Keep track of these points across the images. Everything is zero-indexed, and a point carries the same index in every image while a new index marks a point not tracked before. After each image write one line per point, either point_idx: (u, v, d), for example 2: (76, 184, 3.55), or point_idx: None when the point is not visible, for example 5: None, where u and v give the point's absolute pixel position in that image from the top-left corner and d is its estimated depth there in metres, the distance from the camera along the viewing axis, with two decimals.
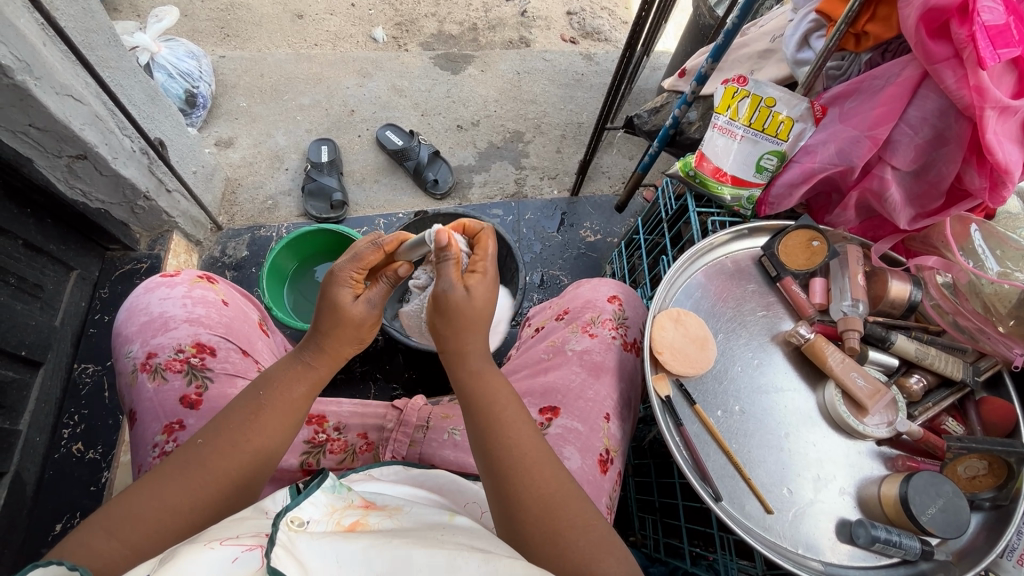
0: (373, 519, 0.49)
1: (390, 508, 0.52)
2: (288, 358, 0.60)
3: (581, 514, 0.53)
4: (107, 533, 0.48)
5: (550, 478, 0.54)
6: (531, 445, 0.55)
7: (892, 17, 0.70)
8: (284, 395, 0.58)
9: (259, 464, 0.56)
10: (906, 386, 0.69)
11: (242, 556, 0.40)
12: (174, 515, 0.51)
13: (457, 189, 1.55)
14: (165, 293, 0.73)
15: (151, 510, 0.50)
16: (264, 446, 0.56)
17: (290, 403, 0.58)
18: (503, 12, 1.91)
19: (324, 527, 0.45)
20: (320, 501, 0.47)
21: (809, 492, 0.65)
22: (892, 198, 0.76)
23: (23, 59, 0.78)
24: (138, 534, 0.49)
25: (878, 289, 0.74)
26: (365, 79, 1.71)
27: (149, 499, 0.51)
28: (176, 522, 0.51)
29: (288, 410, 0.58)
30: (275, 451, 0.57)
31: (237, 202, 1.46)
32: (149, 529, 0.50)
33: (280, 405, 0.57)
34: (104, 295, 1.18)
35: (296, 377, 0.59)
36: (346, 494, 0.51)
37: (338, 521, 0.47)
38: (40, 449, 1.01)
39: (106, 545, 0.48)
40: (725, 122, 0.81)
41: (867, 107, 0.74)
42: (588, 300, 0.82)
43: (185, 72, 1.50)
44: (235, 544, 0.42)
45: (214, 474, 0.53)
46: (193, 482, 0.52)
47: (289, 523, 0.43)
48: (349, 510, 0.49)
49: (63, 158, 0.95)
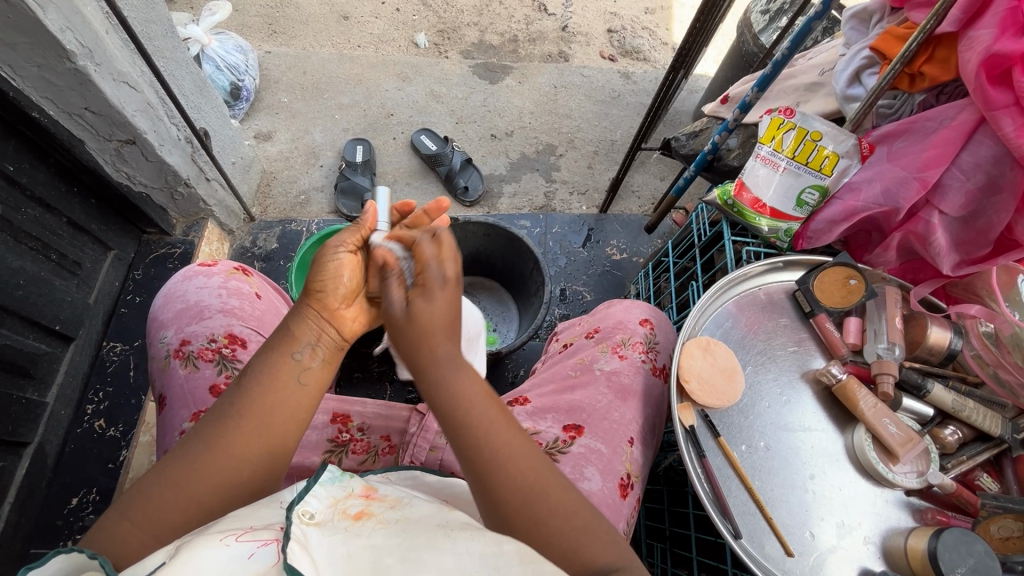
0: (377, 510, 0.48)
1: (392, 498, 0.50)
2: (280, 329, 0.58)
3: (565, 505, 0.51)
4: (122, 514, 0.49)
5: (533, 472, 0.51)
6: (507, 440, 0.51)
7: (951, 58, 0.69)
8: (280, 362, 0.56)
9: (264, 436, 0.54)
10: (940, 437, 0.67)
11: (257, 551, 0.40)
12: (184, 498, 0.51)
13: (486, 198, 1.56)
14: (201, 283, 0.74)
15: (162, 491, 0.50)
16: (262, 417, 0.54)
17: (284, 372, 0.56)
18: (545, 25, 1.92)
19: (330, 519, 0.46)
20: (321, 494, 0.48)
21: (832, 537, 0.64)
22: (937, 242, 0.75)
23: (86, 45, 0.81)
24: (147, 517, 0.49)
25: (916, 334, 0.72)
26: (405, 82, 1.73)
27: (162, 477, 0.51)
28: (188, 509, 0.51)
29: (281, 386, 0.55)
30: (280, 424, 0.55)
31: (272, 194, 1.49)
32: (156, 511, 0.50)
33: (273, 374, 0.56)
34: (138, 277, 1.20)
35: (288, 344, 0.57)
36: (349, 484, 0.50)
37: (342, 511, 0.47)
38: (64, 423, 1.04)
39: (120, 523, 0.48)
40: (769, 152, 0.80)
41: (917, 149, 0.73)
42: (620, 321, 0.81)
43: (233, 65, 1.53)
44: (251, 539, 0.42)
45: (216, 450, 0.52)
46: (201, 461, 0.52)
47: (299, 517, 0.44)
48: (353, 500, 0.48)
49: (113, 142, 0.98)
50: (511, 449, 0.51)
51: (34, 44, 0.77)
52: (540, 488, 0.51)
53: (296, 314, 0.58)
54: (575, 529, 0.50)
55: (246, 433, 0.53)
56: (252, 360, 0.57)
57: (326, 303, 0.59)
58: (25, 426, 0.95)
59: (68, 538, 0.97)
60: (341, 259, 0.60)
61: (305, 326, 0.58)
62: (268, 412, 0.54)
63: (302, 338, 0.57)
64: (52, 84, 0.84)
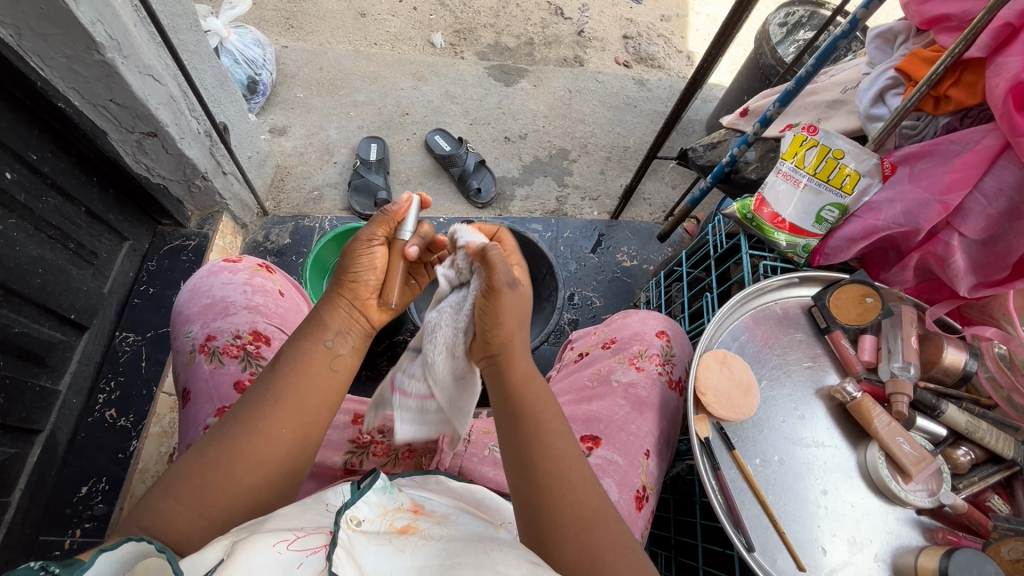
0: (423, 524, 0.49)
1: (438, 515, 0.51)
2: (309, 316, 0.60)
3: (615, 532, 0.52)
4: (166, 495, 0.50)
5: (591, 493, 0.54)
6: (573, 457, 0.55)
7: (977, 83, 0.70)
8: (312, 349, 0.57)
9: (299, 420, 0.55)
10: (952, 458, 0.68)
11: (307, 560, 0.41)
12: (224, 485, 0.52)
13: (499, 200, 1.57)
14: (227, 279, 0.75)
15: (202, 475, 0.51)
16: (297, 401, 0.55)
17: (317, 358, 0.57)
18: (561, 29, 1.93)
19: (376, 527, 0.47)
20: (372, 501, 0.49)
21: (843, 554, 0.64)
22: (955, 264, 0.75)
23: (115, 38, 0.82)
24: (194, 499, 0.50)
25: (932, 353, 0.72)
26: (420, 82, 1.74)
27: (201, 459, 0.52)
28: (229, 491, 0.52)
29: (315, 367, 0.57)
30: (313, 408, 0.56)
31: (285, 189, 1.49)
32: (202, 493, 0.51)
33: (307, 360, 0.57)
34: (151, 268, 1.21)
35: (319, 330, 0.58)
36: (397, 496, 0.51)
37: (390, 523, 0.48)
38: (75, 412, 1.04)
39: (165, 504, 0.50)
40: (790, 168, 0.81)
41: (940, 171, 0.73)
42: (637, 332, 0.82)
43: (251, 59, 1.53)
44: (301, 547, 0.42)
45: (255, 433, 0.53)
46: (239, 446, 0.53)
47: (347, 521, 0.45)
48: (401, 513, 0.49)
49: (135, 134, 0.98)
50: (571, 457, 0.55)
51: (64, 35, 0.77)
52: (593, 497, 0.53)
53: (325, 300, 0.60)
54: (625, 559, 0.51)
55: (281, 417, 0.54)
56: (284, 347, 0.58)
57: (358, 292, 0.61)
58: (38, 413, 0.96)
59: (76, 527, 0.97)
60: (377, 253, 0.61)
61: (335, 312, 0.59)
62: (303, 397, 0.55)
63: (332, 325, 0.59)
64: (79, 75, 0.85)
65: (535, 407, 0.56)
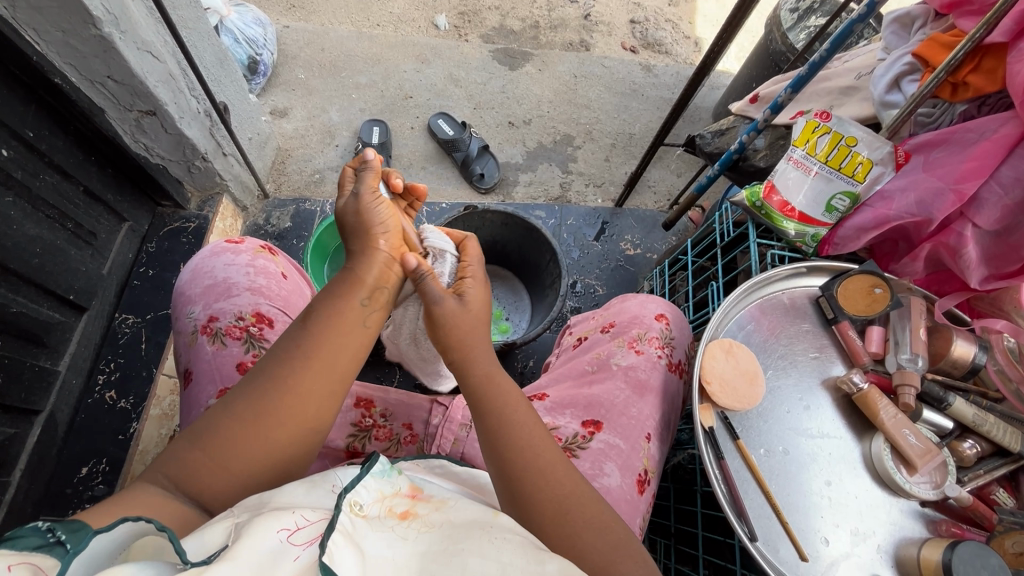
0: (421, 511, 0.48)
1: (436, 501, 0.50)
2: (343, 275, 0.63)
3: (598, 517, 0.51)
4: (192, 444, 0.51)
5: (567, 479, 0.53)
6: (545, 445, 0.54)
7: (997, 70, 0.69)
8: (348, 304, 0.60)
9: (330, 377, 0.55)
10: (958, 450, 0.67)
11: (304, 552, 0.39)
12: (253, 436, 0.51)
13: (502, 185, 1.55)
14: (229, 259, 0.74)
15: (228, 425, 0.51)
16: (327, 354, 0.56)
17: (350, 313, 0.59)
18: (567, 13, 1.89)
19: (376, 513, 0.46)
20: (370, 485, 0.48)
21: (846, 544, 0.64)
22: (968, 256, 0.74)
23: (112, 12, 0.80)
24: (222, 451, 0.50)
25: (941, 345, 0.72)
26: (423, 64, 1.71)
27: (230, 414, 0.52)
28: (252, 444, 0.51)
29: (345, 320, 0.58)
30: (343, 361, 0.57)
31: (286, 172, 1.48)
32: (228, 442, 0.51)
33: (340, 314, 0.59)
34: (151, 249, 1.19)
35: (354, 286, 0.62)
36: (396, 480, 0.50)
37: (389, 509, 0.47)
38: (75, 393, 1.04)
39: (191, 453, 0.50)
40: (802, 156, 0.80)
41: (956, 160, 0.72)
42: (636, 316, 0.81)
43: (251, 38, 1.50)
44: (302, 541, 0.40)
45: (284, 391, 0.53)
46: (268, 396, 0.52)
47: (349, 506, 0.45)
48: (399, 498, 0.48)
49: (133, 112, 0.97)
50: (550, 453, 0.54)
51: (59, 8, 0.75)
52: (574, 493, 0.52)
53: (356, 260, 0.64)
54: (608, 542, 0.49)
55: (312, 371, 0.54)
56: (317, 302, 0.60)
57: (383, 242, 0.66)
58: (37, 394, 0.95)
59: (78, 507, 0.98)
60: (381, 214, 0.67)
61: (369, 266, 0.63)
62: (335, 350, 0.56)
63: (367, 282, 0.63)
64: (76, 50, 0.83)
65: (498, 402, 0.57)
